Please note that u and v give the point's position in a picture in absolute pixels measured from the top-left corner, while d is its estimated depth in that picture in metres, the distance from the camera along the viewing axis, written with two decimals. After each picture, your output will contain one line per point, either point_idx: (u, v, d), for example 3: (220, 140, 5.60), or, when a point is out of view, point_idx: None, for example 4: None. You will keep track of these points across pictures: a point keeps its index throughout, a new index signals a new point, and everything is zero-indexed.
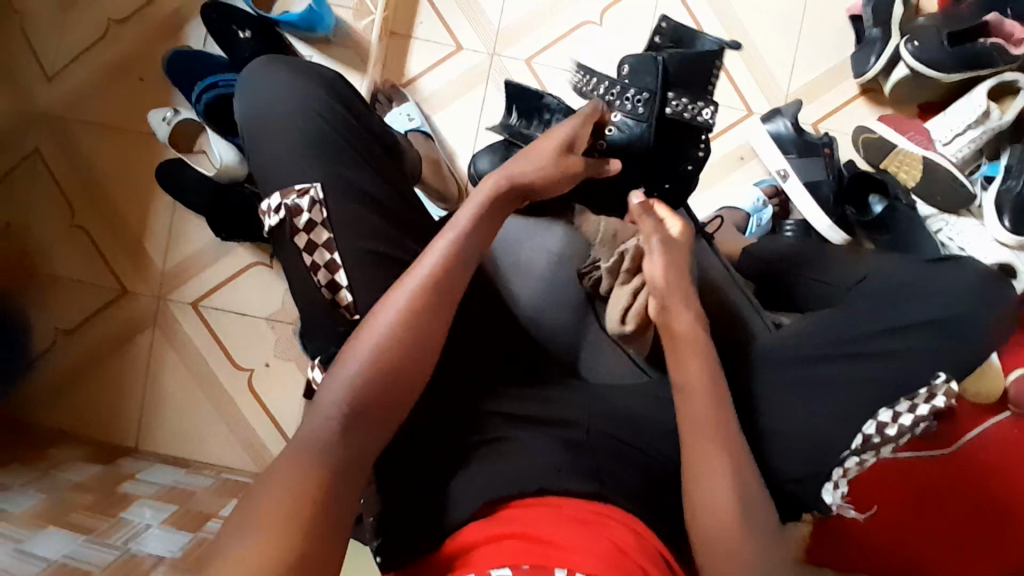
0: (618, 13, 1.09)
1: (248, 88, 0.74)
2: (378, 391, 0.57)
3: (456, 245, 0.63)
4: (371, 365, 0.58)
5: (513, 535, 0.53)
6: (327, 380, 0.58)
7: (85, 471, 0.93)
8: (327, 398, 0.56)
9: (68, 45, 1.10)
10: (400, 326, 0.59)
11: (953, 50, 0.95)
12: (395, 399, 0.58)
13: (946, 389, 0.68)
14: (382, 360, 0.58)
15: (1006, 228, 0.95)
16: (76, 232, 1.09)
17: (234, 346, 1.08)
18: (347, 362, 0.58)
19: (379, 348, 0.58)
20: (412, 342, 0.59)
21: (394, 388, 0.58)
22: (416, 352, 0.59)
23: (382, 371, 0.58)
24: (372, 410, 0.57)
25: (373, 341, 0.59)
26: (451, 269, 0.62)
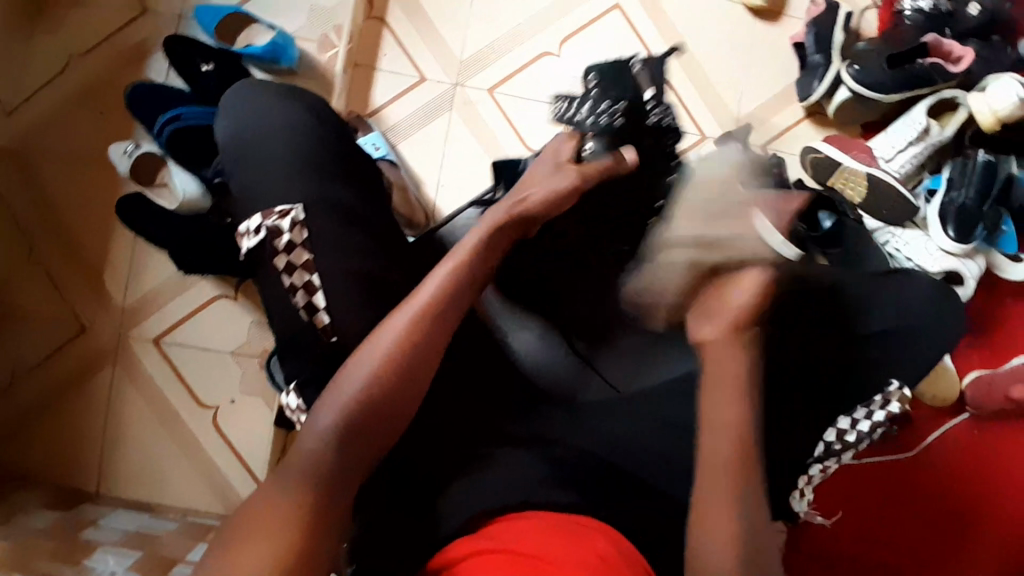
0: (575, 43, 1.13)
1: (232, 111, 0.76)
2: (372, 412, 0.58)
3: (461, 268, 0.64)
4: (366, 388, 0.58)
5: (495, 549, 0.53)
6: (324, 399, 0.59)
7: (42, 518, 0.89)
8: (320, 422, 0.57)
9: (25, 80, 1.08)
10: (395, 347, 0.60)
11: (892, 73, 1.02)
12: (384, 413, 0.59)
13: (899, 395, 0.75)
14: (375, 382, 0.58)
15: (949, 236, 1.00)
16: (32, 270, 1.06)
17: (198, 382, 1.05)
18: (343, 384, 0.59)
19: (374, 370, 0.59)
20: (406, 357, 0.60)
21: (389, 408, 0.59)
22: (410, 369, 0.60)
23: (376, 396, 0.58)
24: (363, 437, 0.58)
25: (369, 362, 0.59)
26: (456, 292, 0.63)
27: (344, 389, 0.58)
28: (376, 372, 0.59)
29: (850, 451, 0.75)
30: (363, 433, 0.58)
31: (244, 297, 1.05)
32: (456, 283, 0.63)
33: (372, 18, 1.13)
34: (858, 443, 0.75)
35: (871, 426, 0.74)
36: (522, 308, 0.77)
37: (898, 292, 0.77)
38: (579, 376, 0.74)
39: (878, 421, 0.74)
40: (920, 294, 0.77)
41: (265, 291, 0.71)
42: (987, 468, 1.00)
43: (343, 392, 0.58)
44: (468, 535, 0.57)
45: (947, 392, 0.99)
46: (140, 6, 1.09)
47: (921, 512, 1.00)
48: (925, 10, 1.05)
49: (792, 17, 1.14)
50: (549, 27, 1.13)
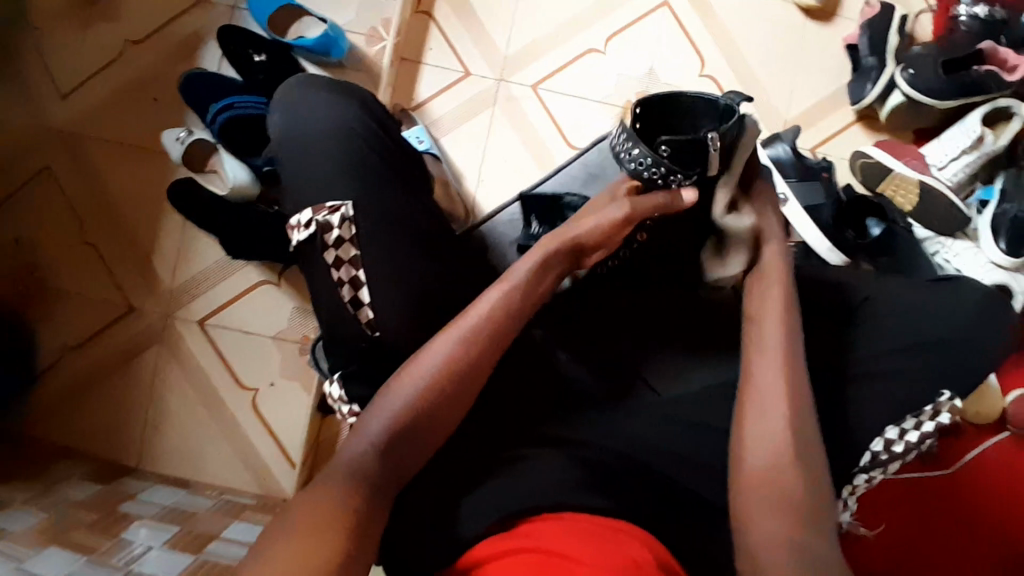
0: (620, 42, 1.13)
1: (286, 109, 0.78)
2: (420, 418, 0.62)
3: (511, 294, 0.67)
4: (416, 395, 0.62)
5: (528, 548, 0.56)
6: (372, 408, 0.63)
7: (85, 490, 0.93)
8: (372, 424, 0.61)
9: (84, 66, 1.11)
10: (445, 360, 0.63)
11: (947, 79, 1.00)
12: (432, 416, 0.62)
13: (950, 407, 0.73)
14: (426, 390, 0.62)
15: (1001, 249, 0.98)
16: (84, 250, 1.10)
17: (239, 364, 1.08)
18: (390, 397, 0.63)
19: (426, 381, 0.63)
20: (456, 370, 0.63)
21: (430, 423, 0.62)
22: (459, 381, 0.63)
23: (419, 413, 0.62)
24: (405, 448, 0.61)
25: (416, 381, 0.63)
26: (505, 320, 0.66)
27: (390, 402, 0.62)
28: (427, 380, 0.63)
29: (896, 462, 0.73)
30: (411, 432, 0.62)
31: (286, 284, 1.08)
32: (505, 306, 0.66)
33: (419, 13, 1.14)
34: (906, 454, 0.73)
35: (920, 437, 0.72)
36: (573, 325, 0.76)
37: (942, 302, 0.77)
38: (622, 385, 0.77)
39: (927, 433, 0.73)
40: (970, 305, 0.76)
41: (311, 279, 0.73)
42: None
43: (395, 398, 0.62)
44: (499, 533, 0.59)
45: (988, 410, 0.98)
46: None
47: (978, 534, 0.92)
48: (981, 16, 1.03)
49: (844, 20, 1.12)
50: (594, 25, 1.13)
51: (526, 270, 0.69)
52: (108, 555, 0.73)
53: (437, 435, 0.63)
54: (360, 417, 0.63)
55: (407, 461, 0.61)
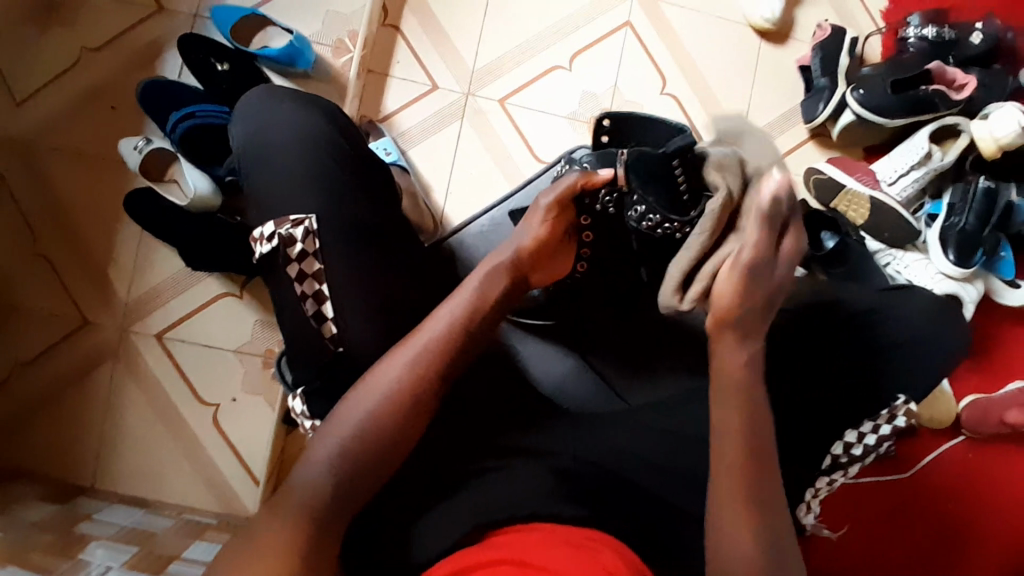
0: (586, 59, 1.15)
1: (245, 118, 0.76)
2: (373, 442, 0.59)
3: (466, 317, 0.65)
4: (372, 417, 0.60)
5: (502, 560, 0.54)
6: (326, 428, 0.60)
7: (37, 511, 0.88)
8: (324, 447, 0.59)
9: (38, 72, 1.08)
10: (402, 381, 0.61)
11: (895, 97, 1.04)
12: (388, 440, 0.60)
13: (905, 409, 0.79)
14: (382, 411, 0.60)
15: (950, 261, 1.02)
16: (36, 262, 1.06)
17: (198, 380, 1.05)
18: (344, 415, 0.60)
19: (381, 403, 0.60)
20: (412, 391, 0.61)
21: (389, 441, 0.60)
22: (420, 403, 0.62)
23: (377, 435, 0.60)
24: (367, 468, 0.59)
25: (370, 402, 0.61)
26: (460, 340, 0.64)
27: (345, 423, 0.60)
28: (384, 402, 0.60)
29: (856, 464, 0.80)
30: (368, 454, 0.59)
31: (248, 296, 1.05)
32: (459, 324, 0.65)
33: (386, 26, 1.14)
34: (864, 456, 0.79)
35: (876, 440, 0.78)
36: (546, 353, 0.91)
37: (896, 311, 0.80)
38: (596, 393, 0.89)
39: (883, 435, 0.78)
40: (921, 314, 0.79)
41: (277, 289, 0.72)
42: (986, 487, 1.01)
43: (349, 417, 0.60)
44: (471, 544, 0.58)
45: (943, 413, 1.00)
46: (157, 3, 1.09)
47: (919, 526, 1.00)
48: (929, 37, 1.09)
49: (799, 42, 1.16)
50: (560, 42, 1.15)
51: (476, 282, 0.68)
52: None
53: (394, 457, 0.61)
54: (313, 440, 0.60)
55: (368, 483, 0.59)
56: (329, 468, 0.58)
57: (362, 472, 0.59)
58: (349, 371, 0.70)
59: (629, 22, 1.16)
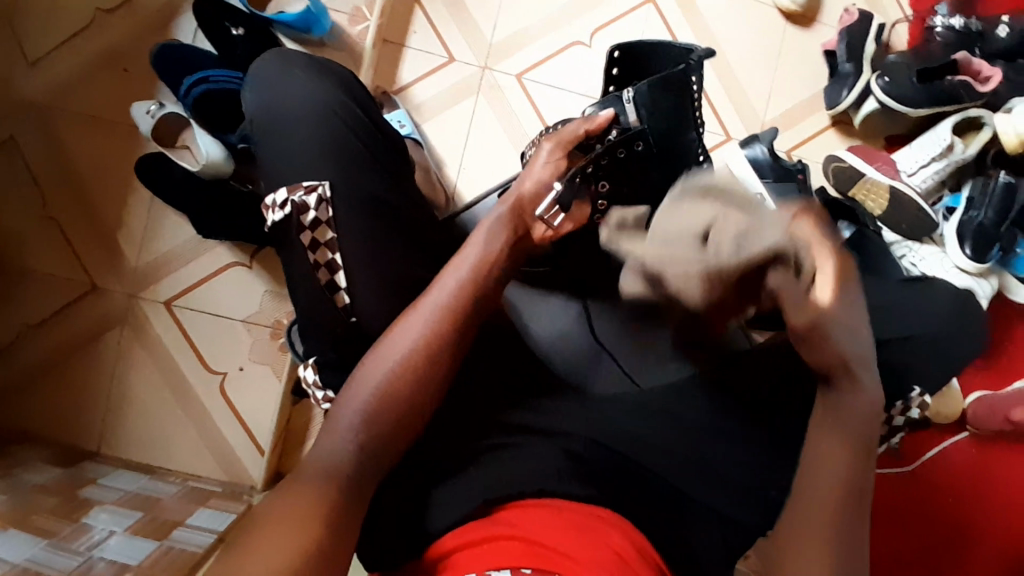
0: (606, 36, 1.13)
1: (262, 82, 0.75)
2: (389, 410, 0.59)
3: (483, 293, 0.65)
4: (388, 383, 0.60)
5: (511, 537, 0.55)
6: (343, 401, 0.60)
7: (44, 473, 0.89)
8: (342, 418, 0.59)
9: (50, 31, 1.06)
10: (420, 346, 0.61)
11: (922, 88, 1.03)
12: (407, 412, 0.60)
13: (919, 402, 0.79)
14: (397, 378, 0.60)
15: (967, 255, 1.01)
16: (44, 226, 1.05)
17: (207, 348, 1.05)
18: (359, 387, 0.60)
19: (399, 368, 0.60)
20: (427, 360, 0.61)
21: (404, 414, 0.60)
22: (436, 376, 0.62)
23: (390, 410, 0.59)
24: (380, 444, 0.59)
25: (384, 373, 0.60)
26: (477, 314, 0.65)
27: (361, 393, 0.60)
28: (398, 374, 0.60)
29: None
30: (385, 425, 0.59)
31: (258, 267, 1.05)
32: (475, 300, 0.65)
33: None
34: (873, 444, 0.78)
35: (888, 429, 0.78)
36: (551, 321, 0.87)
37: (914, 305, 0.80)
38: (599, 361, 0.85)
39: (894, 425, 0.79)
40: (939, 307, 0.80)
41: (289, 264, 0.71)
42: (987, 481, 1.02)
43: (366, 384, 0.60)
44: (479, 519, 0.58)
45: (948, 407, 1.00)
46: None
47: (919, 517, 1.01)
48: (956, 28, 1.07)
49: (824, 26, 1.14)
50: (580, 17, 1.13)
51: (477, 248, 0.69)
52: (68, 540, 0.71)
53: (411, 429, 0.61)
54: (331, 412, 0.60)
55: (379, 458, 0.59)
56: (350, 440, 0.58)
57: (370, 449, 0.59)
58: (361, 345, 0.70)
59: None
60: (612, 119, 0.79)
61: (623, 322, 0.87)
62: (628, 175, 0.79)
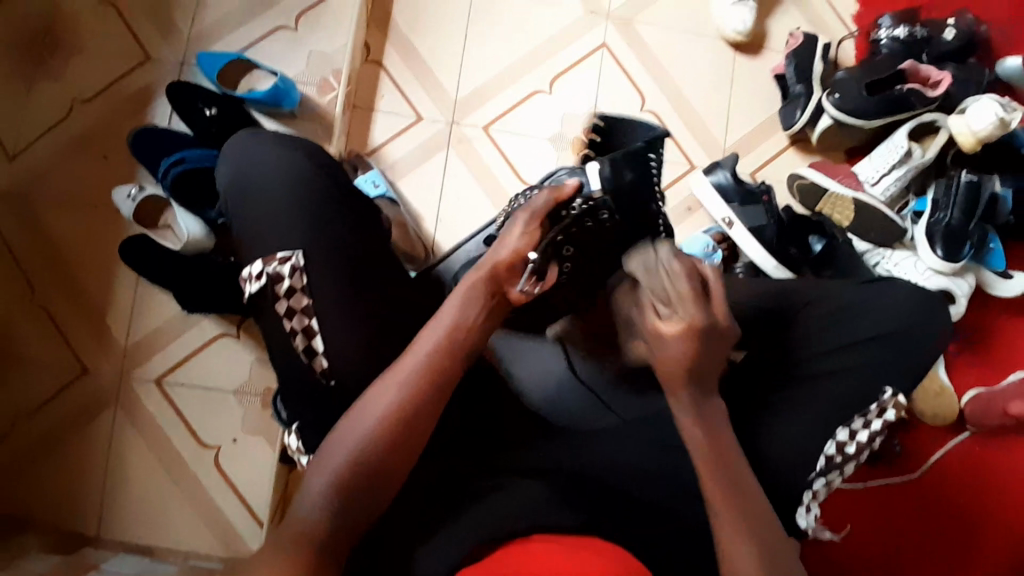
0: (565, 83, 1.17)
1: (229, 160, 0.78)
2: (366, 470, 0.60)
3: (447, 338, 0.65)
4: (362, 447, 0.60)
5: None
6: (316, 467, 0.60)
7: (44, 562, 0.88)
8: (314, 484, 0.59)
9: (29, 125, 1.10)
10: (390, 402, 0.62)
11: (872, 99, 1.06)
12: (384, 468, 0.60)
13: (896, 403, 0.77)
14: (372, 440, 0.60)
15: (939, 256, 1.03)
16: (34, 314, 1.07)
17: (200, 420, 1.05)
18: (333, 451, 0.60)
19: (373, 429, 0.61)
20: (399, 414, 0.61)
21: (381, 470, 0.60)
22: (409, 428, 0.61)
23: (365, 468, 0.60)
24: (361, 503, 0.59)
25: (356, 433, 0.61)
26: (442, 360, 0.64)
27: (334, 457, 0.60)
28: (371, 433, 0.60)
29: (852, 463, 0.76)
30: (363, 485, 0.59)
31: (246, 335, 1.07)
32: (441, 347, 0.65)
33: (369, 62, 1.17)
34: (858, 454, 0.76)
35: (869, 436, 0.76)
36: (525, 349, 0.80)
37: (880, 303, 0.81)
38: (587, 404, 0.77)
39: (875, 431, 0.76)
40: (904, 305, 0.80)
41: (267, 324, 0.73)
42: (983, 477, 1.02)
43: (337, 450, 0.60)
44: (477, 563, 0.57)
45: (945, 408, 1.01)
46: (144, 54, 1.12)
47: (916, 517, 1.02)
48: (901, 38, 1.11)
49: (772, 51, 1.18)
50: (539, 67, 1.17)
51: (458, 304, 0.67)
52: None
53: (392, 481, 0.61)
54: (304, 478, 0.60)
55: (361, 517, 0.59)
56: (321, 506, 0.58)
57: (349, 510, 0.58)
58: (343, 398, 0.71)
59: (605, 43, 1.18)
60: (579, 187, 0.76)
61: (606, 361, 0.79)
62: (595, 245, 0.76)
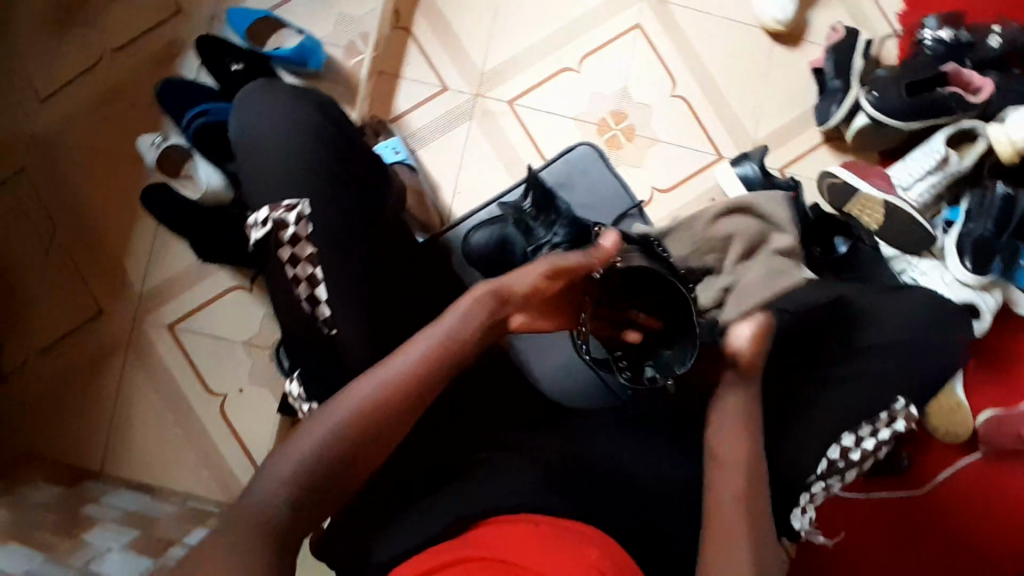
0: (594, 62, 1.15)
1: (249, 106, 0.78)
2: (359, 433, 0.59)
3: (459, 328, 0.65)
4: (331, 442, 0.58)
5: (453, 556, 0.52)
6: (310, 423, 0.59)
7: (47, 492, 0.91)
8: (304, 440, 0.58)
9: (63, 70, 1.12)
10: (397, 374, 0.61)
11: (909, 102, 1.02)
12: (378, 436, 0.59)
13: (905, 414, 0.76)
14: (371, 407, 0.59)
15: (967, 268, 0.99)
16: (57, 254, 1.10)
17: (208, 370, 1.07)
18: (330, 410, 0.59)
19: (375, 396, 0.60)
20: (403, 387, 0.61)
21: (374, 439, 0.59)
22: (410, 403, 0.61)
23: (360, 435, 0.59)
24: (347, 465, 0.58)
25: (357, 398, 0.60)
26: (451, 345, 0.63)
27: (331, 416, 0.59)
28: (371, 399, 0.59)
29: (853, 471, 0.75)
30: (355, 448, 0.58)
31: (258, 290, 1.08)
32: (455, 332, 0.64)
33: (398, 29, 1.16)
34: (863, 461, 0.75)
35: (876, 444, 0.75)
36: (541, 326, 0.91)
37: (893, 312, 0.80)
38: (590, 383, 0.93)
39: (882, 440, 0.75)
40: (918, 314, 0.79)
41: (270, 278, 0.74)
42: (985, 498, 1.00)
43: (336, 410, 0.59)
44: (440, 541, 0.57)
45: (960, 428, 0.97)
46: (177, 6, 1.13)
47: (905, 525, 1.00)
48: (945, 41, 1.05)
49: (811, 44, 1.14)
50: (568, 44, 1.15)
51: (468, 307, 0.66)
52: (64, 555, 0.73)
53: (381, 448, 0.60)
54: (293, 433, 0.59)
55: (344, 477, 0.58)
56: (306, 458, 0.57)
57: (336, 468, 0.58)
58: (336, 358, 0.72)
59: (639, 24, 1.15)
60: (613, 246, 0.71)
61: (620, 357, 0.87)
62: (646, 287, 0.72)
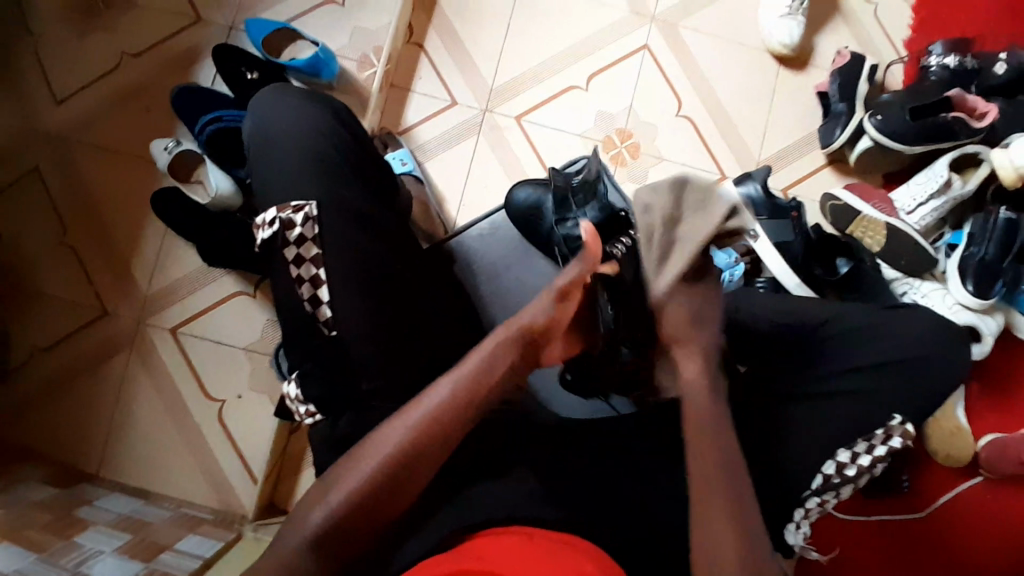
0: (602, 81, 1.17)
1: (262, 118, 0.79)
2: (391, 478, 0.58)
3: (483, 367, 0.62)
4: (363, 487, 0.57)
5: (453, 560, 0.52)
6: (344, 469, 0.59)
7: (42, 491, 0.91)
8: (338, 486, 0.58)
9: (80, 74, 1.14)
10: (424, 414, 0.60)
11: (915, 126, 1.03)
12: (408, 476, 0.58)
13: (902, 431, 0.74)
14: (401, 447, 0.58)
15: (968, 291, 0.99)
16: (64, 254, 1.11)
17: (209, 373, 1.07)
18: (363, 458, 0.59)
19: (405, 438, 0.59)
20: (433, 431, 0.59)
21: (405, 478, 0.58)
22: (439, 442, 0.59)
23: (391, 479, 0.58)
24: (380, 507, 0.58)
25: (386, 442, 0.59)
26: (477, 385, 0.61)
27: (364, 461, 0.58)
28: (401, 440, 0.59)
29: (849, 487, 0.73)
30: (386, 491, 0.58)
31: (261, 296, 1.08)
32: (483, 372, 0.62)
33: (411, 43, 1.18)
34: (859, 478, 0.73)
35: (872, 461, 0.73)
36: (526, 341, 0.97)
37: (899, 332, 0.79)
38: None
39: (879, 457, 0.73)
40: (923, 332, 0.78)
41: (276, 279, 0.75)
42: (985, 523, 0.99)
43: (368, 455, 0.59)
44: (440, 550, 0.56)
45: (962, 452, 0.96)
46: (196, 14, 1.15)
47: (898, 548, 1.00)
48: (951, 66, 1.07)
49: (817, 68, 1.16)
50: (578, 62, 1.18)
51: (491, 346, 0.63)
52: (59, 554, 0.72)
53: (409, 487, 0.59)
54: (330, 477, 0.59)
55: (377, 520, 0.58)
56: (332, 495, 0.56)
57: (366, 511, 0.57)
58: (339, 359, 0.72)
59: (647, 45, 1.18)
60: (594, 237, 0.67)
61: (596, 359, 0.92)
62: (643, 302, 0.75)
